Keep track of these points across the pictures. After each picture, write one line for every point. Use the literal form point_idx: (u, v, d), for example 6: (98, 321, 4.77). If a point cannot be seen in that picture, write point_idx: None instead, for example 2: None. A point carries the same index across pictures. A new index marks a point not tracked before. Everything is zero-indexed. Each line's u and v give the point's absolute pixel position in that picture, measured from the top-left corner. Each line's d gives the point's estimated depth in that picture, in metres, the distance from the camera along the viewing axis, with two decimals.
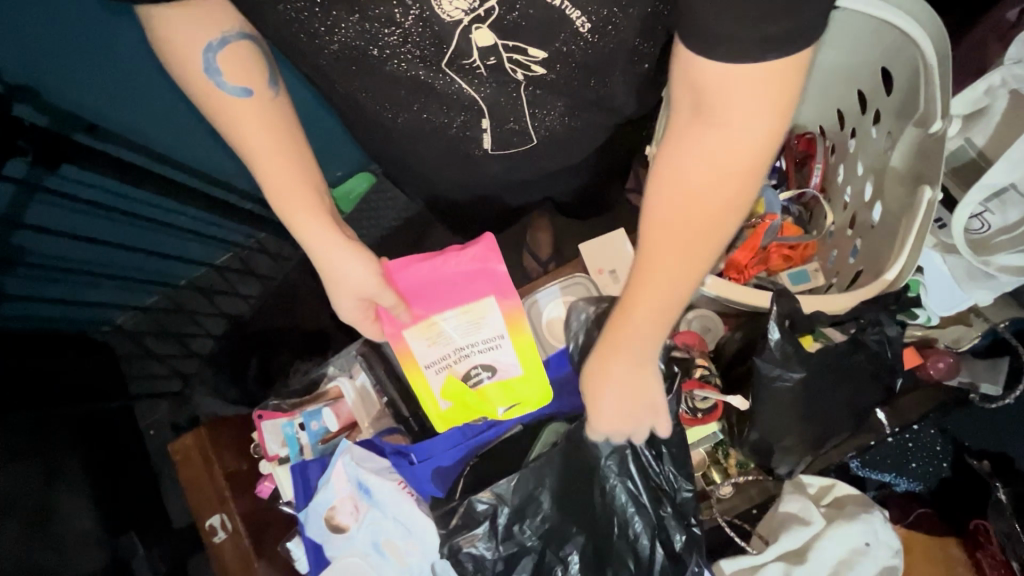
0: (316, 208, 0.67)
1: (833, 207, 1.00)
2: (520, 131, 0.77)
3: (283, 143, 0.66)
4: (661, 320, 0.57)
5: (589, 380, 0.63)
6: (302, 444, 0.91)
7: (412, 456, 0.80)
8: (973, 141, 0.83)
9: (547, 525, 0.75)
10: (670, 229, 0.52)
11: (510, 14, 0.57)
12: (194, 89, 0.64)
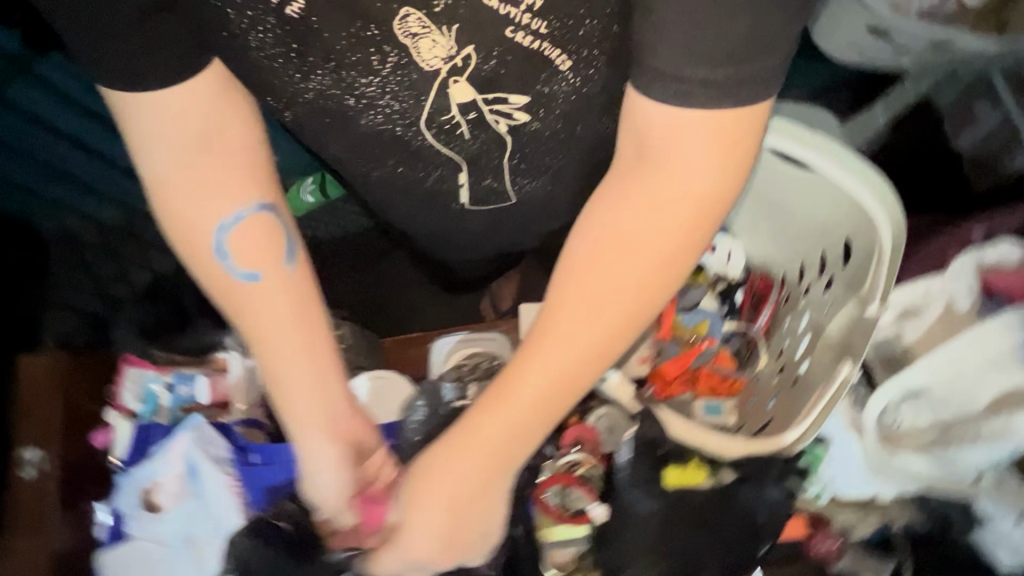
0: (313, 408, 0.63)
1: (770, 350, 1.00)
2: (498, 191, 0.78)
3: (300, 322, 0.63)
4: (550, 385, 0.54)
5: (440, 455, 0.57)
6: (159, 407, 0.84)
7: (253, 458, 0.78)
8: (902, 337, 0.87)
9: None
10: (585, 275, 0.54)
11: (488, 64, 0.58)
12: (211, 277, 0.64)
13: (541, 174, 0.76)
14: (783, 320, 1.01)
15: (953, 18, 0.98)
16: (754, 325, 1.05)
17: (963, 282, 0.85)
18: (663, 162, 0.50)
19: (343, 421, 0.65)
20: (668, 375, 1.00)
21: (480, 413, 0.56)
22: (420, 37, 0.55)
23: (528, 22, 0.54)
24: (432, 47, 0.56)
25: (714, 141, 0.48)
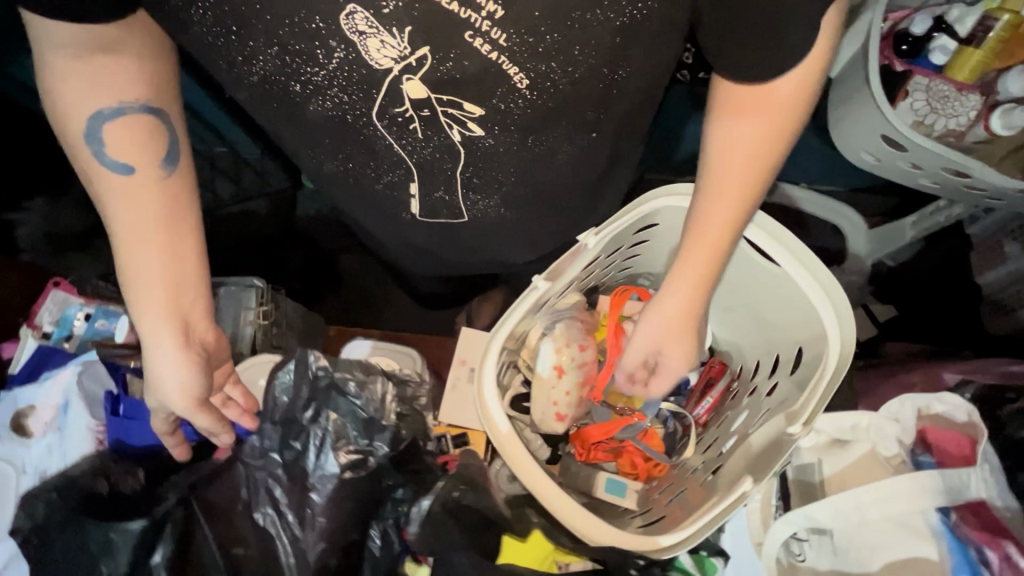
0: (165, 310, 0.60)
1: (701, 443, 0.95)
2: (450, 204, 0.70)
3: (166, 223, 0.59)
4: (689, 307, 0.67)
5: (666, 325, 0.69)
6: (71, 333, 0.84)
7: (118, 407, 0.72)
8: (821, 467, 0.71)
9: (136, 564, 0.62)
10: (717, 211, 0.61)
11: (443, 66, 0.52)
12: (77, 156, 0.58)
13: (495, 192, 0.68)
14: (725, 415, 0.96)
15: (979, 144, 0.92)
16: (693, 412, 0.99)
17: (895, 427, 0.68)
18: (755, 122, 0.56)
19: (196, 324, 0.63)
20: (589, 439, 0.93)
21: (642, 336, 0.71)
22: (368, 36, 0.50)
23: (488, 29, 0.49)
24: (381, 47, 0.51)
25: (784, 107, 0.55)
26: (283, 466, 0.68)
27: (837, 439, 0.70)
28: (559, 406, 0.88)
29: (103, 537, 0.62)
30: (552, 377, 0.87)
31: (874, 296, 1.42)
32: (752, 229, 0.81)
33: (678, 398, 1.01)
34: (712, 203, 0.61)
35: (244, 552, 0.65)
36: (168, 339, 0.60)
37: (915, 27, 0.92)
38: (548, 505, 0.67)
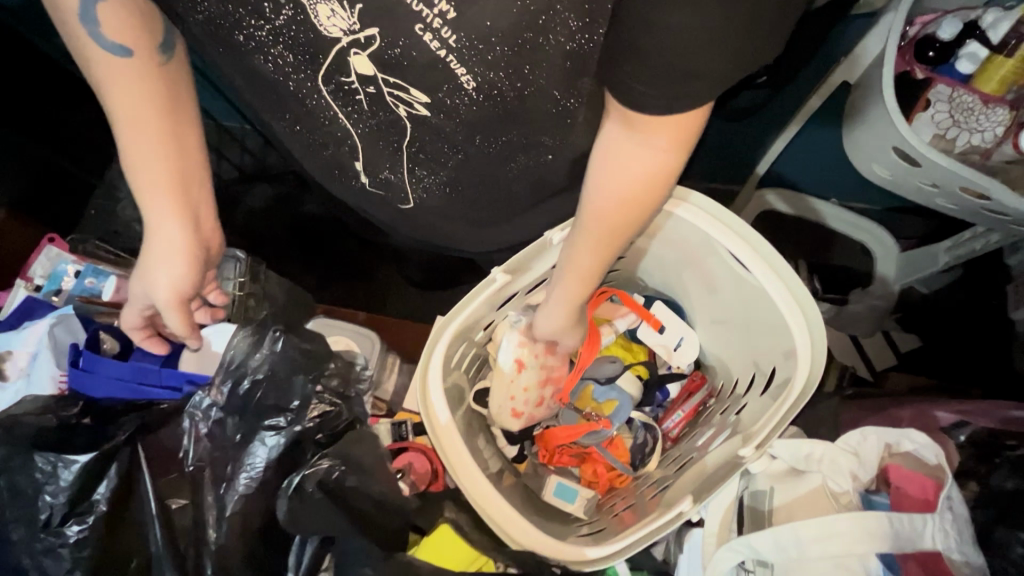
0: (170, 200, 0.60)
1: (669, 459, 0.91)
2: (397, 184, 0.72)
3: (172, 124, 0.57)
4: (570, 319, 0.67)
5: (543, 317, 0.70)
6: (60, 289, 0.89)
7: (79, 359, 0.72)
8: (773, 495, 0.66)
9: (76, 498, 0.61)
10: (586, 242, 0.55)
11: (392, 51, 0.50)
12: (63, 27, 0.52)
13: (441, 170, 0.68)
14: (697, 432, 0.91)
15: (1007, 163, 0.84)
16: (665, 427, 0.95)
17: (846, 457, 0.62)
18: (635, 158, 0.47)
19: (201, 216, 0.63)
20: (554, 441, 0.91)
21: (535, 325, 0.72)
22: (318, 3, 0.48)
23: (437, 26, 0.46)
24: (331, 15, 0.49)
25: (661, 154, 0.46)
26: (225, 428, 0.68)
27: (790, 468, 0.65)
28: (517, 408, 0.86)
29: (36, 476, 0.61)
30: (511, 376, 0.83)
31: (895, 323, 1.31)
32: (742, 246, 0.74)
33: (651, 409, 0.97)
34: (582, 233, 0.55)
35: (179, 505, 0.65)
36: (176, 243, 0.61)
37: (942, 32, 0.83)
38: (472, 501, 0.66)
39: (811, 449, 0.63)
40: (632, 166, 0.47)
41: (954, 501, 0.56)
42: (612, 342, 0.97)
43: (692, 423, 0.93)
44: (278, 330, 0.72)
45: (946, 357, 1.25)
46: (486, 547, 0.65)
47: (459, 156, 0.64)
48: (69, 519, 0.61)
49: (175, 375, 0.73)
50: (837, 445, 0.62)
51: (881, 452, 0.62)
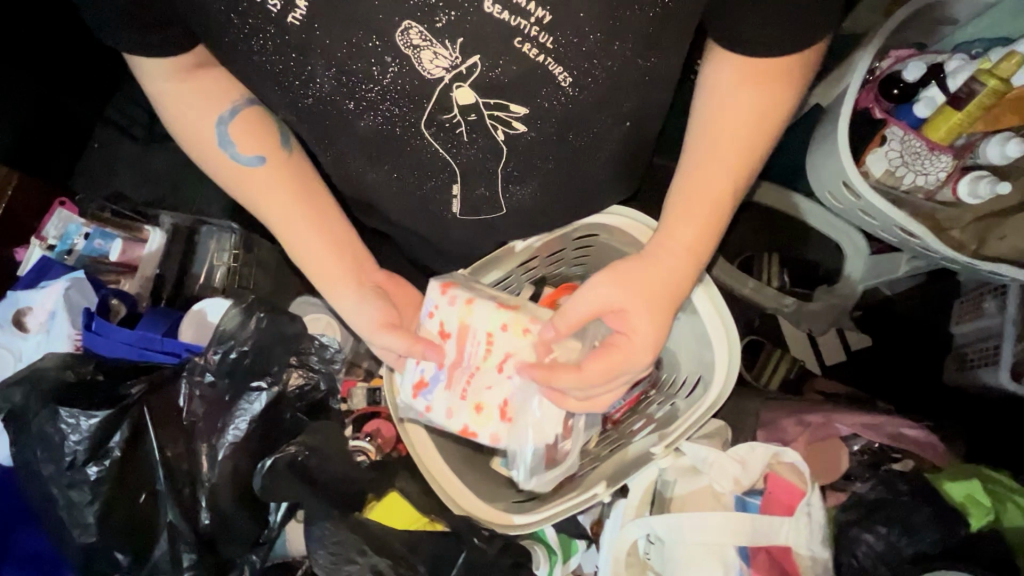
0: (330, 262, 0.74)
1: (610, 439, 0.94)
2: (489, 201, 0.75)
3: (301, 194, 0.73)
4: (664, 285, 0.64)
5: (615, 285, 0.65)
6: (72, 248, 0.99)
7: (91, 323, 0.83)
8: (670, 485, 0.79)
9: (91, 441, 0.73)
10: (708, 160, 0.62)
11: (492, 71, 0.56)
12: (219, 164, 0.71)
13: (533, 180, 0.72)
14: (634, 420, 0.95)
15: (940, 205, 0.91)
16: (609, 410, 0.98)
17: (735, 464, 0.75)
18: (757, 85, 0.57)
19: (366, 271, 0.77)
20: None
21: (606, 291, 0.65)
22: (422, 48, 0.54)
23: (536, 33, 0.53)
24: (433, 58, 0.55)
25: (775, 89, 0.58)
26: (216, 390, 0.80)
27: (689, 465, 0.78)
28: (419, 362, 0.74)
29: (60, 425, 0.73)
30: (463, 332, 0.74)
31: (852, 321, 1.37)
32: None
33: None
34: (703, 154, 0.62)
35: (176, 452, 0.77)
36: (351, 283, 0.75)
37: (907, 73, 0.88)
38: (424, 468, 0.78)
39: (708, 453, 0.76)
40: (755, 92, 0.58)
41: (811, 509, 0.69)
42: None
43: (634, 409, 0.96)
44: (263, 312, 0.84)
45: (887, 359, 1.36)
46: (427, 508, 0.78)
47: (552, 165, 0.70)
48: (90, 461, 0.73)
49: (175, 343, 0.84)
50: (730, 452, 0.75)
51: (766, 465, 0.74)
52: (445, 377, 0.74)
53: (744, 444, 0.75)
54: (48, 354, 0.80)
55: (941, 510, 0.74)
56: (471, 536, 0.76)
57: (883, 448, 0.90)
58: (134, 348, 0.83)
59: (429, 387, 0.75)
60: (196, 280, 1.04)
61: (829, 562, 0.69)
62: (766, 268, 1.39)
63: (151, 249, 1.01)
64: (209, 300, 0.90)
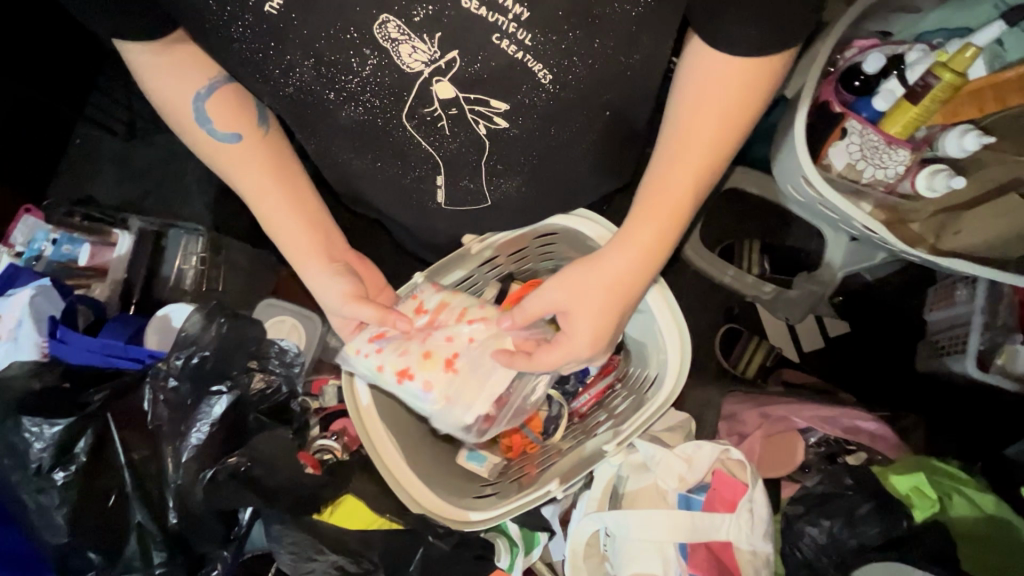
0: (304, 242, 0.71)
1: (572, 431, 0.96)
2: (474, 191, 0.74)
3: (279, 176, 0.70)
4: (618, 291, 0.62)
5: (570, 286, 0.63)
6: (40, 254, 1.00)
7: (60, 333, 0.86)
8: (622, 483, 0.82)
9: (57, 449, 0.75)
10: (674, 156, 0.57)
11: (472, 67, 0.54)
12: (193, 138, 0.68)
13: (518, 174, 0.71)
14: (596, 414, 0.96)
15: (902, 199, 0.91)
16: (574, 403, 0.99)
17: (679, 461, 0.79)
18: (725, 82, 0.53)
19: (340, 252, 0.75)
20: None
21: (554, 293, 0.65)
22: (400, 42, 0.52)
23: (514, 31, 0.50)
24: (412, 53, 0.53)
25: (746, 86, 0.53)
26: (180, 394, 0.82)
27: (637, 461, 0.82)
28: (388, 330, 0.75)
29: (24, 434, 0.75)
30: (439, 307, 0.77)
31: (830, 308, 1.37)
32: None
33: (571, 384, 0.99)
34: (668, 156, 0.57)
35: (142, 455, 0.79)
36: (324, 267, 0.72)
37: (867, 65, 0.87)
38: (382, 466, 0.79)
39: (653, 451, 0.79)
40: (722, 90, 0.53)
41: (753, 505, 0.73)
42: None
43: (598, 404, 0.97)
44: (223, 318, 0.86)
45: (866, 346, 1.35)
46: (382, 509, 0.81)
47: (536, 160, 0.68)
48: (56, 466, 0.75)
49: (139, 350, 0.86)
50: (676, 449, 0.79)
51: (710, 463, 0.79)
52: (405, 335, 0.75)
53: (688, 441, 0.80)
54: (16, 363, 0.82)
55: (883, 503, 0.76)
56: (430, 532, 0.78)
57: (838, 441, 0.91)
58: (100, 356, 0.85)
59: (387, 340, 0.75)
60: (167, 282, 1.05)
61: (770, 555, 0.73)
62: (746, 255, 1.38)
63: (121, 252, 1.03)
64: (171, 307, 0.93)
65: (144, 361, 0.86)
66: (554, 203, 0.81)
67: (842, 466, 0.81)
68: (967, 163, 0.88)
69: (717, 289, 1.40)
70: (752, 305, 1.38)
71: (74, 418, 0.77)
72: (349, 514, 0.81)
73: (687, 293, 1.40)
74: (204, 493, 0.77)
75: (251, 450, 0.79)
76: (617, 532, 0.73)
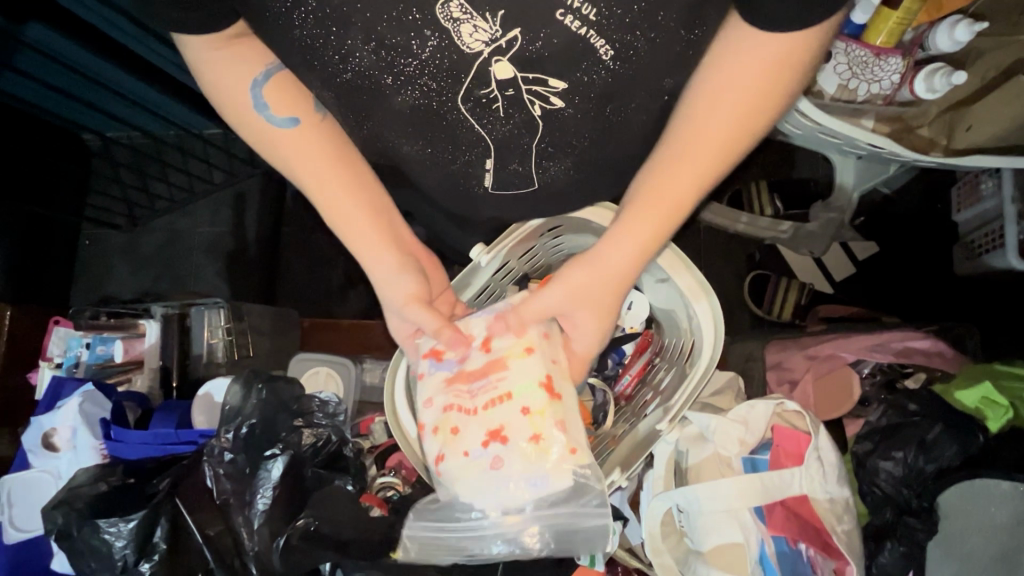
0: (369, 227, 0.69)
1: (622, 414, 0.93)
2: (523, 175, 0.69)
3: (336, 161, 0.67)
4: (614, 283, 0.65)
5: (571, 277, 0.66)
6: (78, 360, 1.03)
7: (111, 432, 0.87)
8: (684, 457, 0.82)
9: (138, 539, 0.78)
10: (681, 153, 0.57)
11: (532, 45, 0.51)
12: (245, 121, 0.66)
13: (568, 156, 0.67)
14: (640, 394, 0.93)
15: (903, 107, 0.87)
16: (617, 386, 0.98)
17: (732, 426, 0.78)
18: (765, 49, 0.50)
19: (402, 239, 0.73)
20: None
21: (553, 302, 0.67)
22: (461, 22, 0.50)
23: (578, 4, 0.48)
24: (473, 32, 0.51)
25: (791, 53, 0.50)
26: (237, 465, 0.83)
27: (692, 436, 0.81)
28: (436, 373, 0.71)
29: (103, 536, 0.77)
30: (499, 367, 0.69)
31: (854, 231, 1.33)
32: None
33: (610, 368, 0.99)
34: (673, 153, 0.57)
35: (217, 530, 0.81)
36: (388, 255, 0.70)
37: None
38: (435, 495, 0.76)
39: (702, 420, 0.79)
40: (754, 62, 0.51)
41: (820, 452, 0.71)
42: None
43: (641, 382, 0.95)
44: (261, 384, 0.87)
45: (899, 261, 1.31)
46: None
47: (587, 143, 0.65)
48: (141, 559, 0.78)
49: (190, 431, 0.87)
50: (725, 414, 0.78)
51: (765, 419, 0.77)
52: (457, 372, 0.70)
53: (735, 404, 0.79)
54: (80, 471, 0.85)
55: (954, 421, 0.74)
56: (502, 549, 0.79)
57: (893, 367, 0.88)
58: (155, 446, 0.86)
59: (439, 367, 0.70)
60: (200, 359, 1.08)
61: (849, 499, 0.71)
62: (756, 197, 1.34)
63: (151, 341, 1.06)
64: (210, 385, 0.95)
65: (195, 443, 0.87)
66: (568, 202, 0.78)
67: (902, 392, 0.80)
68: (965, 56, 0.85)
69: (734, 238, 1.37)
70: (773, 246, 1.34)
71: (146, 509, 0.79)
72: None
73: (704, 250, 1.37)
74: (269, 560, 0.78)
75: (315, 510, 0.80)
76: (690, 503, 0.72)
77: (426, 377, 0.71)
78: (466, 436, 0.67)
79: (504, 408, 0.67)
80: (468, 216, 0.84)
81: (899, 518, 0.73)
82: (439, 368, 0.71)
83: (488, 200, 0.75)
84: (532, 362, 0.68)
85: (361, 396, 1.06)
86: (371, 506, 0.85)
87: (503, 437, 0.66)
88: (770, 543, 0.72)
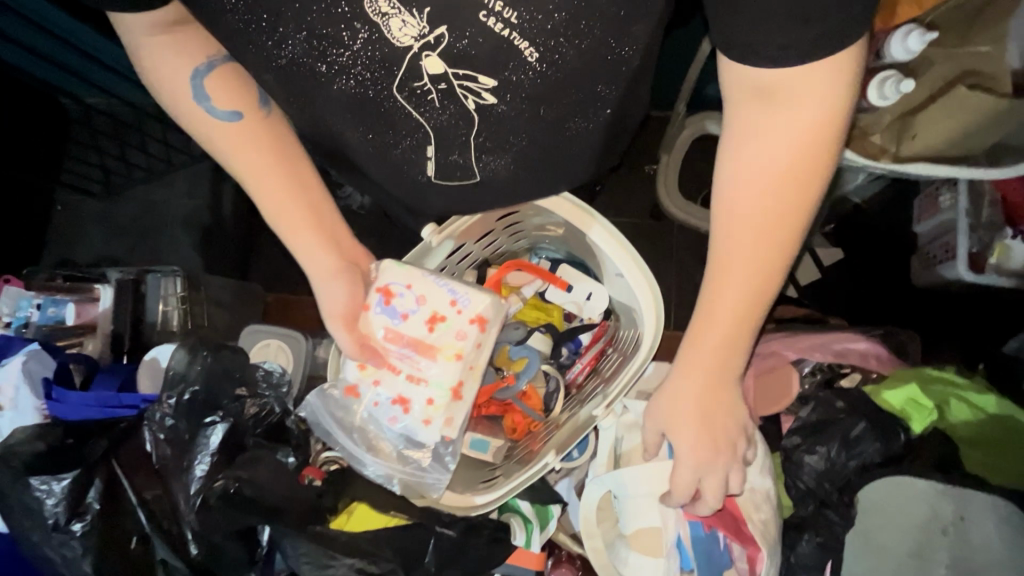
0: (310, 228, 0.71)
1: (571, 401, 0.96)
2: (464, 166, 0.70)
3: (279, 162, 0.68)
4: (711, 380, 0.61)
5: (669, 392, 0.64)
6: (28, 321, 1.01)
7: (51, 392, 0.86)
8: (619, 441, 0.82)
9: (70, 500, 0.78)
10: (755, 241, 0.54)
11: (460, 43, 0.52)
12: (182, 108, 0.66)
13: (508, 152, 0.68)
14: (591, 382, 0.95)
15: (859, 113, 0.88)
16: (570, 373, 0.99)
17: None
18: (799, 120, 0.48)
19: (342, 240, 0.75)
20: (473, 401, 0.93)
21: (652, 418, 0.67)
22: (390, 16, 0.51)
23: (499, 7, 0.49)
24: (402, 26, 0.51)
25: (828, 99, 0.47)
26: (178, 432, 0.83)
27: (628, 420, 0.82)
28: (377, 318, 0.74)
29: (35, 493, 0.77)
30: (430, 349, 0.74)
31: (821, 238, 1.35)
32: (607, 240, 0.87)
33: (565, 357, 1.01)
34: (731, 246, 0.55)
35: (155, 494, 0.82)
36: (325, 258, 0.73)
37: None
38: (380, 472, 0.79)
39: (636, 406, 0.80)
40: (785, 144, 0.50)
41: (744, 442, 0.74)
42: (525, 306, 1.04)
43: (594, 371, 0.97)
44: (207, 352, 0.87)
45: (862, 269, 1.33)
46: (388, 507, 0.81)
47: (525, 140, 0.65)
48: (72, 519, 0.77)
49: (134, 395, 0.87)
50: None
51: None
52: (397, 325, 0.74)
53: None
54: (19, 429, 0.84)
55: (877, 421, 0.77)
56: (432, 527, 0.81)
57: (832, 367, 0.90)
58: (99, 409, 0.86)
59: (384, 312, 0.74)
60: (155, 326, 1.08)
61: (769, 491, 0.74)
62: None
63: (105, 306, 1.05)
64: (156, 352, 0.95)
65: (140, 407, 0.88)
66: (519, 194, 0.78)
67: (833, 393, 0.82)
68: (916, 65, 0.86)
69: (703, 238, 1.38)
70: None
71: (81, 469, 0.79)
72: (361, 521, 0.83)
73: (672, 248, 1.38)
74: (201, 523, 0.79)
75: (238, 472, 0.81)
76: (619, 487, 0.74)
77: (369, 312, 0.75)
78: (379, 386, 0.75)
79: (419, 385, 0.74)
80: (417, 202, 0.84)
81: (819, 510, 0.76)
82: (384, 311, 0.74)
83: (432, 187, 0.75)
84: (453, 365, 0.74)
85: (315, 372, 1.07)
86: (313, 479, 0.85)
87: (405, 405, 0.75)
88: (685, 526, 0.73)
